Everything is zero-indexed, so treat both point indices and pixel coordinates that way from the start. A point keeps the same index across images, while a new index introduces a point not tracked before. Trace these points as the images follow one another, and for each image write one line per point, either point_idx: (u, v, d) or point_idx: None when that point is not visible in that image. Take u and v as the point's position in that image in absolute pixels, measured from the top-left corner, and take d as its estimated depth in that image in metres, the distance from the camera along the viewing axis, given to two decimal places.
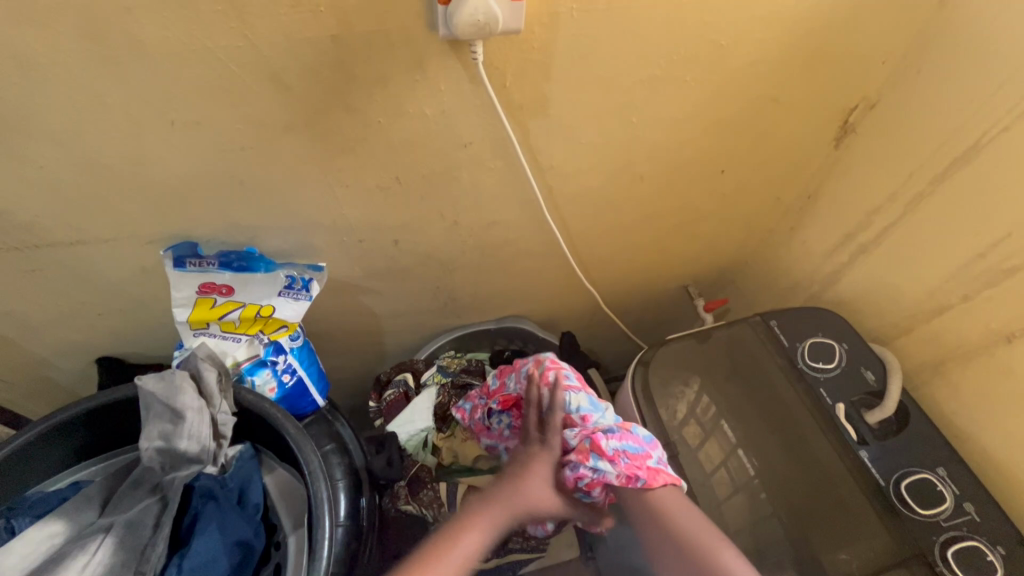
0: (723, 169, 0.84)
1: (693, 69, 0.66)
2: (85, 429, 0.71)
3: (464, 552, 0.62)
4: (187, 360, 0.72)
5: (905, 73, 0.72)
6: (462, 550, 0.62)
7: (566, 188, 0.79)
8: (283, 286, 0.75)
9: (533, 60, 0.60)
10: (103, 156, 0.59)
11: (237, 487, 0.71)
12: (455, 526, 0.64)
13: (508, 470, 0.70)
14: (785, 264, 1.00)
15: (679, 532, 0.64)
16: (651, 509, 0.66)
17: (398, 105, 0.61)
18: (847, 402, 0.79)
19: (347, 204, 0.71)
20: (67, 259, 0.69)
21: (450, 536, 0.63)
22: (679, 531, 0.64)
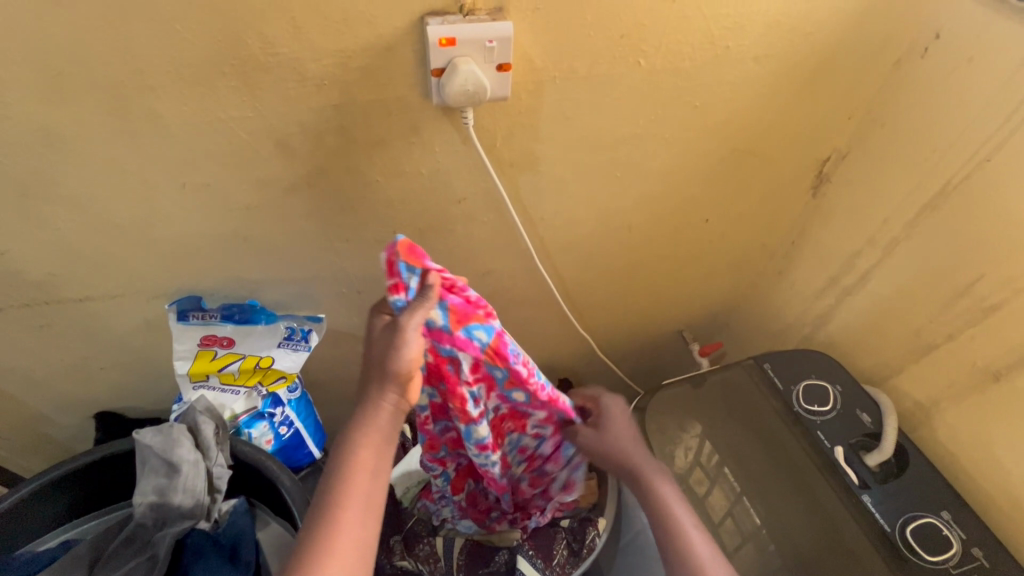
0: (707, 218, 0.88)
1: (671, 128, 0.71)
2: (80, 485, 0.71)
3: (362, 486, 0.54)
4: (185, 412, 0.72)
5: (870, 126, 0.77)
6: (356, 473, 0.54)
7: (557, 238, 0.82)
8: (282, 337, 0.77)
9: (521, 123, 0.65)
10: (116, 217, 0.62)
11: (229, 542, 0.68)
12: (341, 454, 0.55)
13: (375, 364, 0.56)
14: (776, 307, 1.02)
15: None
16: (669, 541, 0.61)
17: (395, 164, 0.65)
18: (845, 445, 0.79)
19: (346, 257, 0.74)
20: (73, 315, 0.71)
21: (344, 468, 0.54)
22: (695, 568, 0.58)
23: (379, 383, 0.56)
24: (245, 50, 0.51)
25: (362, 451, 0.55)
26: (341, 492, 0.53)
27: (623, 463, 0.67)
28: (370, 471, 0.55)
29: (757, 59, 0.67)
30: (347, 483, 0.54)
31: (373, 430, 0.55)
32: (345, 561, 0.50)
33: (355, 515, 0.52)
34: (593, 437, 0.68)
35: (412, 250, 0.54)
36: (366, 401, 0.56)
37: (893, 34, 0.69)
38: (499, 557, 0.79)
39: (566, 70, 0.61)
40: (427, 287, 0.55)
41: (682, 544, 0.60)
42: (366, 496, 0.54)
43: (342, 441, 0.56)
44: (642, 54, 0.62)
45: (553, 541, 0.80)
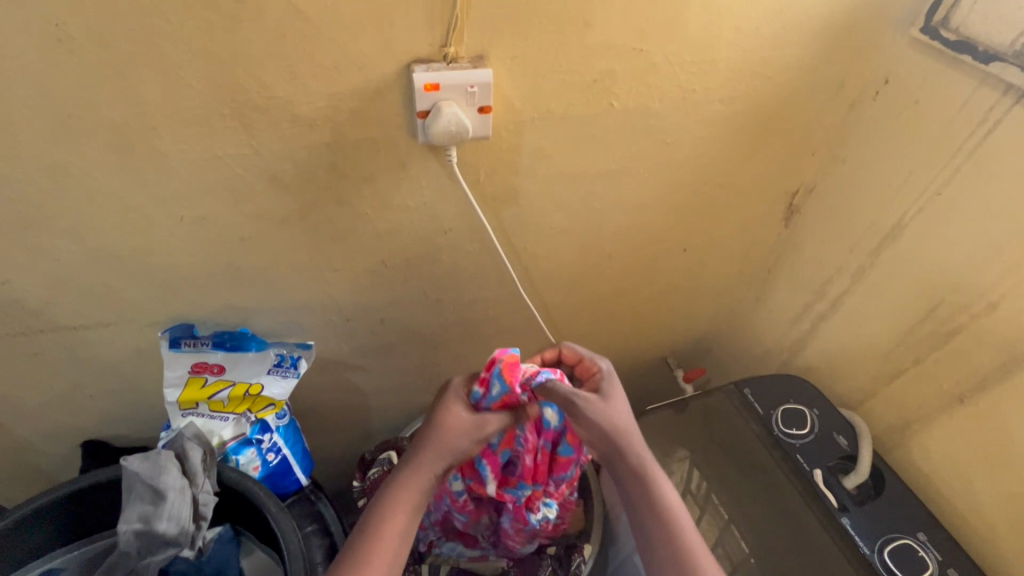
0: (684, 247, 0.92)
1: (646, 163, 0.76)
2: (64, 513, 0.71)
3: (392, 546, 0.59)
4: (173, 439, 0.73)
5: (833, 162, 0.82)
6: (387, 534, 0.60)
7: (541, 267, 0.85)
8: (272, 364, 0.78)
9: (502, 159, 0.69)
10: (114, 248, 0.65)
11: (214, 570, 0.71)
12: (379, 515, 0.61)
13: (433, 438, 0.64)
14: (756, 333, 1.06)
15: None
16: (659, 519, 0.63)
17: (384, 197, 0.68)
18: (825, 468, 0.81)
19: (336, 285, 0.77)
20: (66, 343, 0.73)
21: (376, 531, 0.60)
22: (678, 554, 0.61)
23: (433, 453, 0.63)
24: (243, 94, 0.55)
25: (399, 515, 0.61)
26: (372, 550, 0.58)
27: (622, 445, 0.66)
28: (400, 536, 0.60)
29: (722, 101, 0.72)
30: (380, 542, 0.59)
31: (409, 494, 0.62)
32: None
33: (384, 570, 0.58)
34: (597, 404, 0.67)
35: (512, 365, 0.68)
36: (410, 467, 0.63)
37: (848, 78, 0.75)
38: None
39: (544, 111, 0.65)
40: (508, 397, 0.68)
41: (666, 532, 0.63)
42: (393, 557, 0.59)
43: (381, 503, 0.62)
44: (614, 96, 0.67)
45: (537, 568, 0.82)
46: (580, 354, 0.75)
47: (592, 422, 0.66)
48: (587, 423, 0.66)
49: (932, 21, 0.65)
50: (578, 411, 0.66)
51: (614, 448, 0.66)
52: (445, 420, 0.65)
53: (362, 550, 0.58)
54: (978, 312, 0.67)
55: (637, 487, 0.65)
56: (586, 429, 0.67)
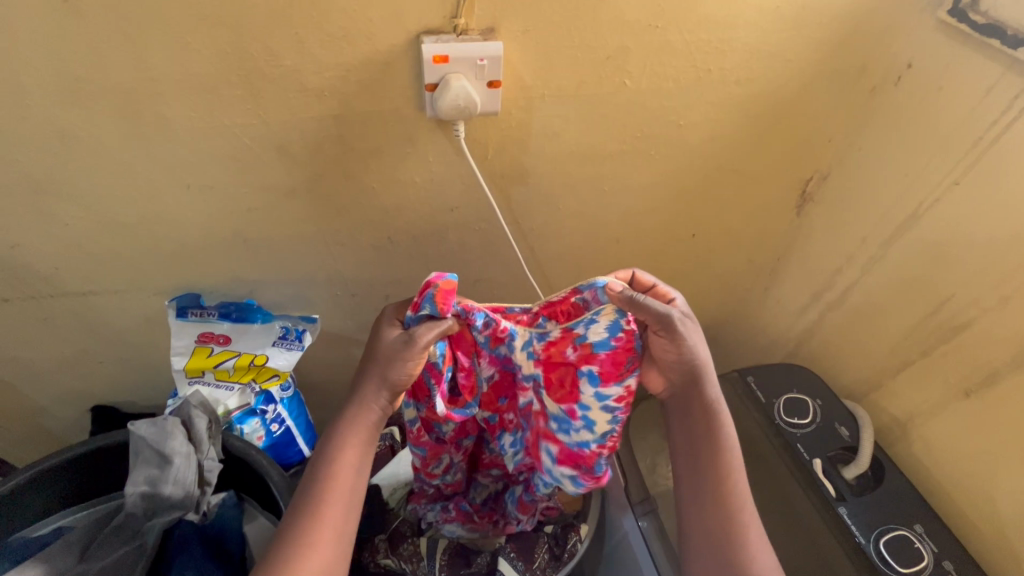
0: (693, 232, 0.91)
1: (657, 146, 0.75)
2: (75, 473, 0.72)
3: (347, 482, 0.58)
4: (180, 406, 0.74)
5: (849, 149, 0.81)
6: (341, 469, 0.58)
7: (547, 249, 0.85)
8: (277, 336, 0.79)
9: (511, 136, 0.68)
10: (122, 216, 0.65)
11: (216, 533, 0.70)
12: (329, 450, 0.59)
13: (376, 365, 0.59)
14: (762, 323, 1.05)
15: (741, 540, 0.60)
16: (718, 467, 0.63)
17: (390, 172, 0.68)
18: (824, 457, 0.81)
19: (341, 260, 0.77)
20: (76, 308, 0.74)
21: (329, 465, 0.58)
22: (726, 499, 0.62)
23: (376, 385, 0.60)
24: (251, 63, 0.55)
25: (349, 448, 0.59)
26: (327, 488, 0.57)
27: (702, 385, 0.63)
28: (354, 468, 0.59)
29: (738, 83, 0.70)
30: (335, 480, 0.58)
31: (359, 429, 0.60)
32: (326, 552, 0.54)
33: (340, 506, 0.57)
34: (691, 331, 0.61)
35: (448, 293, 0.57)
36: (357, 401, 0.61)
37: (869, 62, 0.73)
38: (480, 559, 0.79)
39: (555, 87, 0.64)
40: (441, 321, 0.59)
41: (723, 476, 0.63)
42: (350, 491, 0.58)
43: (331, 439, 0.60)
44: (627, 75, 0.65)
45: (535, 544, 0.81)
46: (651, 282, 0.65)
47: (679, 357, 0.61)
48: (672, 346, 0.59)
49: (961, 3, 0.63)
50: (674, 332, 0.57)
51: (693, 387, 0.64)
52: (383, 344, 0.60)
53: (314, 487, 0.57)
54: (989, 306, 0.66)
55: (703, 433, 0.64)
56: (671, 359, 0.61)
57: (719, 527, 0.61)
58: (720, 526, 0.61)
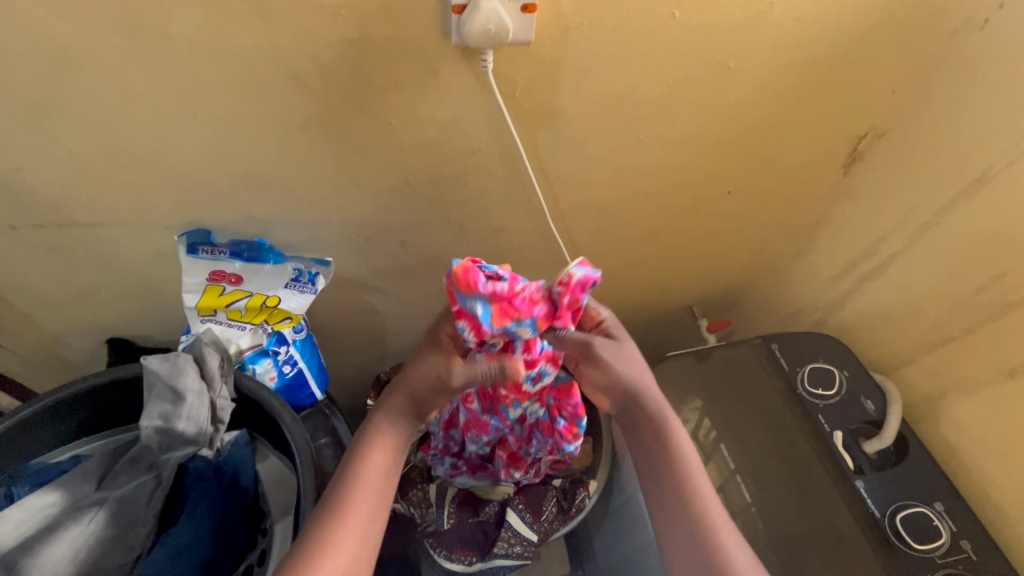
0: (728, 189, 0.85)
1: (700, 91, 0.68)
2: (91, 404, 0.73)
3: (376, 480, 0.60)
4: (192, 344, 0.74)
5: (914, 103, 0.73)
6: (369, 472, 0.60)
7: (571, 200, 0.80)
8: (290, 278, 0.77)
9: (542, 72, 0.62)
10: (127, 143, 0.62)
11: (230, 470, 0.70)
12: (358, 454, 0.61)
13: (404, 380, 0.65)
14: (791, 289, 1.00)
15: (714, 545, 0.58)
16: (675, 476, 0.63)
17: (410, 108, 0.63)
18: (845, 430, 0.79)
19: (355, 202, 0.73)
20: (85, 239, 0.72)
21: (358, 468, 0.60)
22: (694, 508, 0.61)
23: (404, 399, 0.64)
24: None
25: (377, 454, 0.62)
26: (353, 490, 0.58)
27: (639, 396, 0.66)
28: (382, 474, 0.61)
29: (800, 21, 0.62)
30: (362, 482, 0.59)
31: (389, 437, 0.63)
32: (350, 551, 0.55)
33: (368, 505, 0.58)
34: (611, 351, 0.66)
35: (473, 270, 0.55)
36: (387, 412, 0.64)
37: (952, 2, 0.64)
38: (489, 508, 0.81)
39: (595, 16, 0.58)
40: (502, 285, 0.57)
41: (686, 485, 0.62)
42: (375, 495, 0.59)
43: (360, 444, 0.62)
44: (676, 5, 0.58)
45: (544, 498, 0.81)
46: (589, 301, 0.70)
47: (609, 368, 0.66)
48: (601, 371, 0.66)
49: None
50: (595, 355, 0.65)
51: (632, 400, 0.67)
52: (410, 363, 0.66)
53: (342, 487, 0.59)
54: None
55: (653, 445, 0.65)
56: (602, 376, 0.66)
57: (686, 536, 0.60)
58: (685, 535, 0.60)
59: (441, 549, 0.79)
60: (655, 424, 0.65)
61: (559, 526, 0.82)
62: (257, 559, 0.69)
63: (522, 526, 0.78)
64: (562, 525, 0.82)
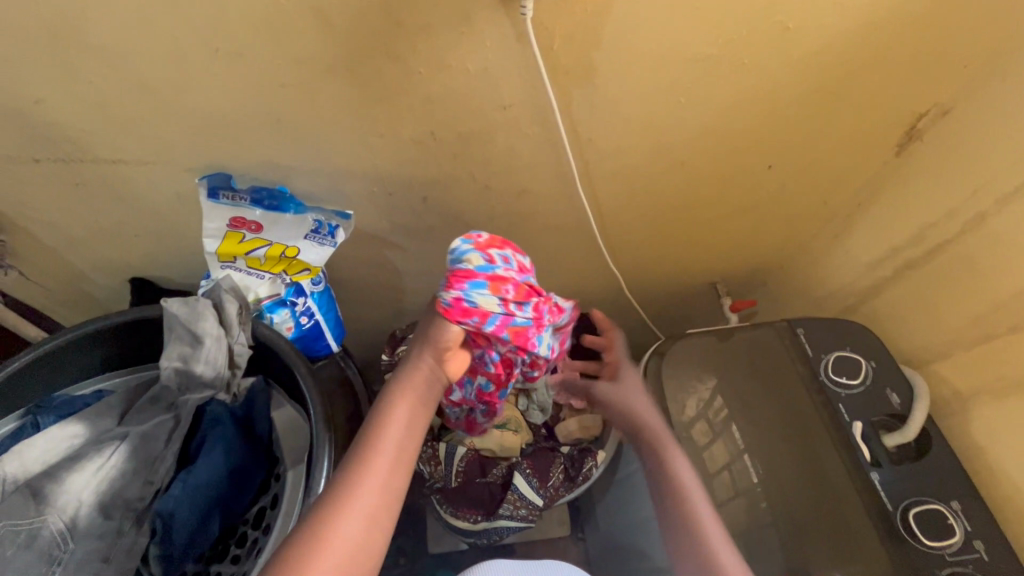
0: (769, 163, 0.80)
1: (754, 54, 0.63)
2: (115, 342, 0.75)
3: (394, 440, 0.60)
4: (211, 289, 0.74)
5: (990, 78, 0.66)
6: (388, 437, 0.60)
7: (603, 164, 0.76)
8: (309, 229, 0.76)
9: (584, 24, 0.57)
10: (147, 79, 0.59)
11: (245, 415, 0.72)
12: (376, 421, 0.62)
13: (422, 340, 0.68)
14: (823, 273, 0.97)
15: (710, 555, 0.64)
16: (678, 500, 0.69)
17: (440, 56, 0.59)
18: (866, 422, 0.77)
19: (379, 154, 0.71)
20: (107, 176, 0.71)
21: (378, 436, 0.60)
22: (692, 515, 0.67)
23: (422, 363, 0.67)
24: None
25: (395, 424, 0.62)
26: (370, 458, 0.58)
27: (637, 424, 0.77)
28: (399, 444, 0.60)
29: None
30: (378, 448, 0.59)
31: (407, 405, 0.64)
32: (357, 523, 0.54)
33: (384, 465, 0.58)
34: (608, 388, 0.83)
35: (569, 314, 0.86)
36: (404, 378, 0.66)
37: None
38: (497, 471, 0.81)
39: None
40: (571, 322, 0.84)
41: (682, 493, 0.69)
42: (390, 467, 0.58)
43: (381, 411, 0.63)
44: None
45: (551, 464, 0.82)
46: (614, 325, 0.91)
47: (614, 399, 0.82)
48: (607, 388, 0.84)
49: None
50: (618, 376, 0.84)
51: (631, 429, 0.77)
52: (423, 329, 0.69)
53: (358, 448, 0.59)
54: None
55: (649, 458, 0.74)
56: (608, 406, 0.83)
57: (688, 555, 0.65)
58: (686, 556, 0.65)
59: (448, 506, 0.81)
60: (648, 440, 0.74)
61: (565, 493, 0.83)
62: (269, 502, 0.71)
63: (528, 490, 0.79)
64: (566, 493, 0.83)
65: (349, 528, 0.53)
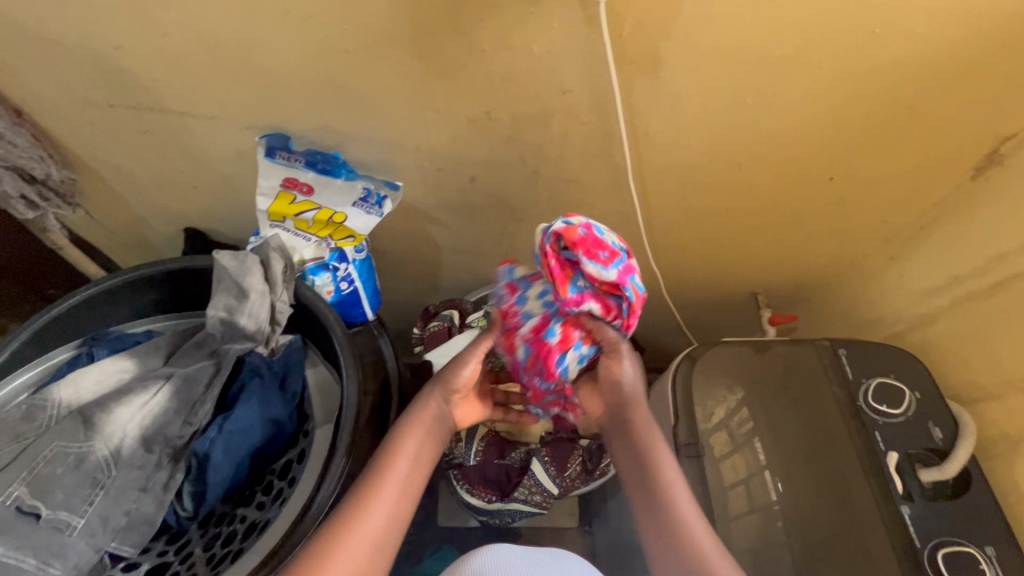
0: (831, 175, 0.77)
1: (831, 58, 0.60)
2: (168, 287, 0.78)
3: (400, 473, 0.61)
4: (260, 246, 0.76)
5: None
6: (394, 470, 0.61)
7: (656, 160, 0.75)
8: (358, 197, 0.77)
9: (656, 12, 0.56)
10: (220, 35, 0.61)
11: (281, 370, 0.75)
12: (382, 453, 0.62)
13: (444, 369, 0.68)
14: (874, 295, 0.92)
15: None
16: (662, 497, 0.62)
17: (504, 34, 0.59)
18: (902, 453, 0.74)
19: (433, 129, 0.71)
20: (174, 127, 0.74)
21: (382, 470, 0.60)
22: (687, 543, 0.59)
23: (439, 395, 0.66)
24: None
25: (401, 458, 0.62)
26: (372, 490, 0.59)
27: (641, 430, 0.66)
28: (401, 479, 0.61)
29: None
30: (382, 482, 0.60)
31: (416, 439, 0.63)
32: (352, 552, 0.55)
33: (391, 499, 0.59)
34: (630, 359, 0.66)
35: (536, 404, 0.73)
36: (415, 408, 0.65)
37: None
38: (515, 454, 0.83)
39: None
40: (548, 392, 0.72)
41: (674, 518, 0.61)
42: (392, 501, 0.59)
43: (387, 444, 0.63)
44: None
45: (570, 456, 0.81)
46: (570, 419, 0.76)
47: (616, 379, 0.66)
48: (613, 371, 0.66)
49: None
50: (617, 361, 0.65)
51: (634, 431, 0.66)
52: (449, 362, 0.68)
53: (366, 480, 0.60)
54: None
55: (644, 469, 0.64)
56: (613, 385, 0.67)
57: (679, 572, 0.58)
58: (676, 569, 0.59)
59: (465, 483, 0.83)
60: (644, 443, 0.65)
61: (581, 484, 0.83)
62: (296, 456, 0.73)
63: (545, 477, 0.79)
64: (583, 484, 0.83)
65: (349, 559, 0.55)
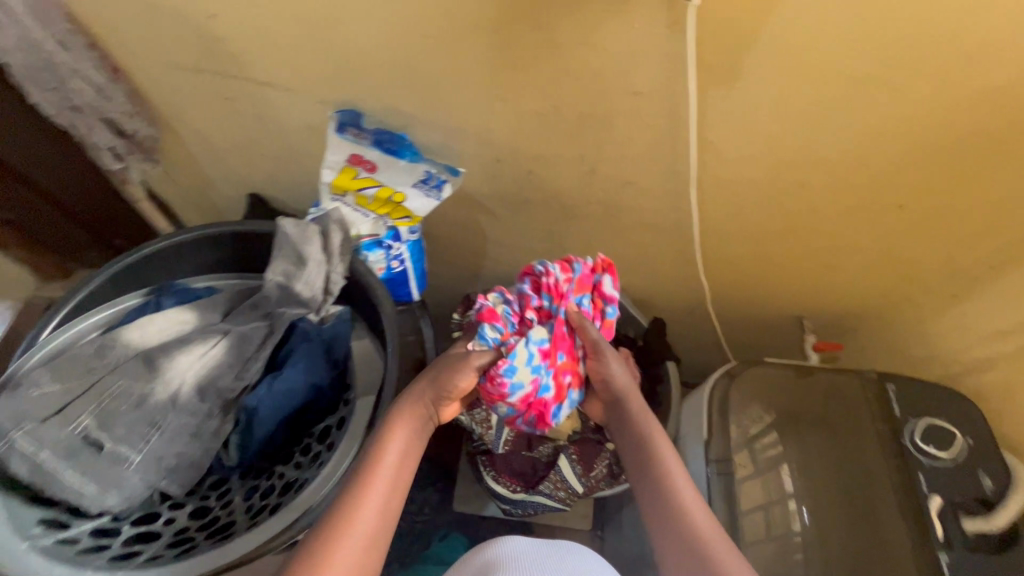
0: (902, 202, 0.74)
1: (920, 81, 0.58)
2: (231, 247, 0.82)
3: (389, 470, 0.62)
4: (321, 217, 0.79)
5: None
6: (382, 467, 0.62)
7: (719, 170, 0.74)
8: (419, 179, 0.78)
9: (743, 19, 0.55)
10: (310, 11, 0.63)
11: (327, 339, 0.76)
12: (371, 450, 0.63)
13: (437, 367, 0.67)
14: (930, 332, 0.89)
15: None
16: (665, 495, 0.62)
17: (585, 31, 0.59)
18: (946, 498, 0.71)
19: (499, 119, 0.72)
20: (252, 95, 0.77)
21: (371, 467, 0.62)
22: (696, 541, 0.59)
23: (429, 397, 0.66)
24: None
25: (390, 454, 0.63)
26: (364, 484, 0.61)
27: (637, 426, 0.68)
28: (390, 478, 0.62)
29: None
30: (373, 477, 0.61)
31: (404, 438, 0.64)
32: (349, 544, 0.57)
33: (381, 497, 0.61)
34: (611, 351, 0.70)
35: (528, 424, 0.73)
36: (402, 407, 0.66)
37: None
38: (543, 449, 0.83)
39: None
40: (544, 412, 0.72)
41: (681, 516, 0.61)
42: (381, 498, 0.61)
43: (376, 440, 0.64)
44: None
45: (597, 457, 0.81)
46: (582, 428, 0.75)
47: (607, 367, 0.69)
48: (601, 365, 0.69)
49: None
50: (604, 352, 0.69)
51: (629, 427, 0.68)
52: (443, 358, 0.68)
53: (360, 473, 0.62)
54: None
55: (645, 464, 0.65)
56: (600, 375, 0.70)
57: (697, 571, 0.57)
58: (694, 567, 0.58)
59: (491, 470, 0.84)
60: (641, 439, 0.67)
61: (605, 486, 0.83)
62: (335, 423, 0.75)
63: (570, 475, 0.80)
64: (607, 486, 0.83)
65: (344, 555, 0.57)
